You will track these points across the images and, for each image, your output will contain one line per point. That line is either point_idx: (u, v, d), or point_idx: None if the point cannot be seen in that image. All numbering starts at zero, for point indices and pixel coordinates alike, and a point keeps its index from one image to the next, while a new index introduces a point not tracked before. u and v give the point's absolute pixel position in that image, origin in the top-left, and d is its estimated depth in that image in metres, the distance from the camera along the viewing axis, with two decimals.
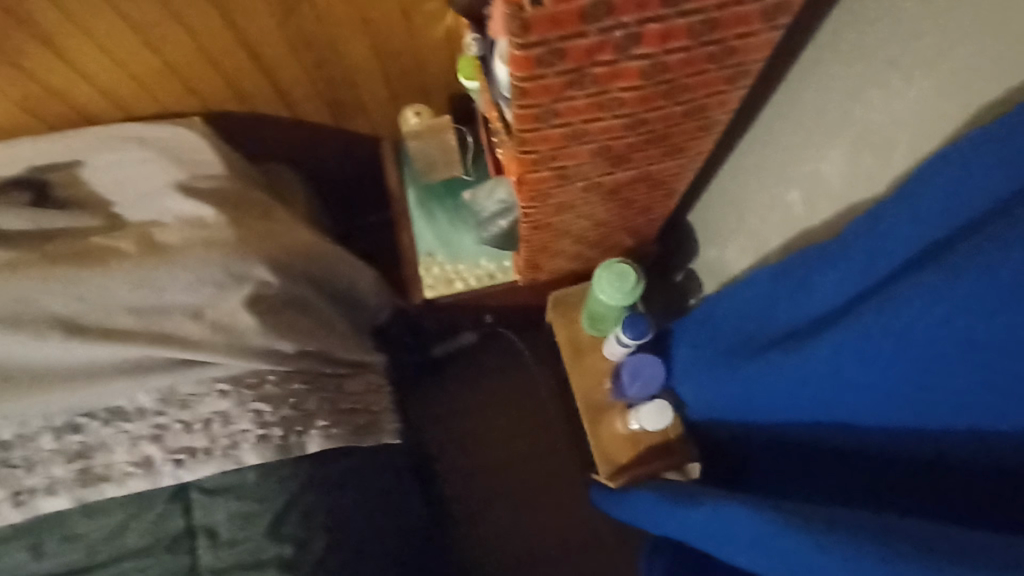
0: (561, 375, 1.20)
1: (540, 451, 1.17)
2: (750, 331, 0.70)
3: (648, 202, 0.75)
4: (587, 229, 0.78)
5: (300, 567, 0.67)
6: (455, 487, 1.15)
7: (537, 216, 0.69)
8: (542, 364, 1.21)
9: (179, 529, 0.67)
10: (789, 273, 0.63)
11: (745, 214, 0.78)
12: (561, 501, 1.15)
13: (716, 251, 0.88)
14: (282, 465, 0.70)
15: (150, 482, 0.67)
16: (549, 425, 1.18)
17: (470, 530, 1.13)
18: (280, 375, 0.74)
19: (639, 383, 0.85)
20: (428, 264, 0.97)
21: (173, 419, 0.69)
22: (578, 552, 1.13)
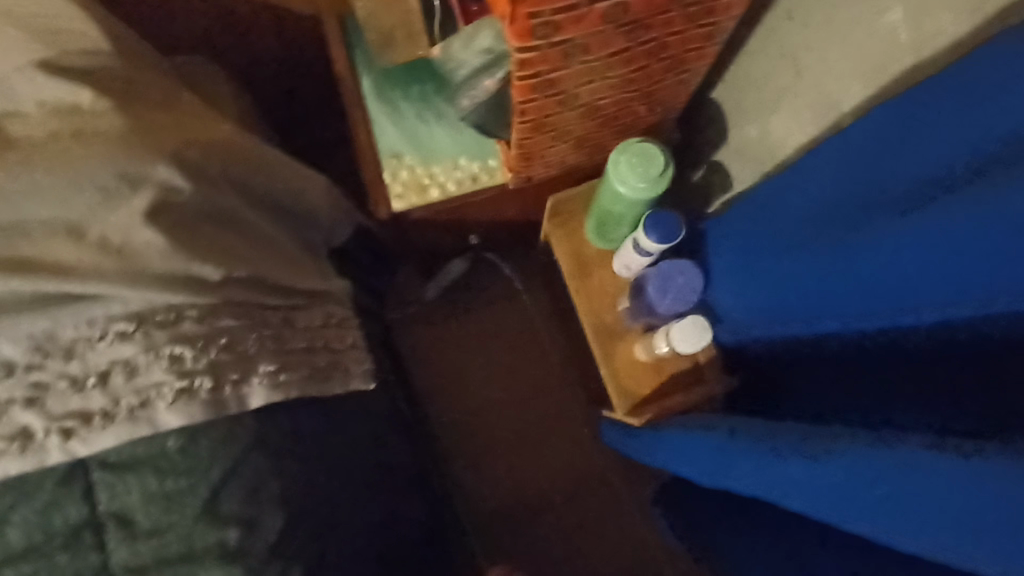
0: (559, 302, 1.04)
1: (540, 389, 1.02)
2: (802, 217, 0.59)
3: (681, 51, 0.56)
4: (598, 96, 0.60)
5: (248, 555, 0.51)
6: (445, 435, 1.00)
7: (537, 66, 0.50)
8: (536, 291, 1.04)
9: (79, 520, 0.49)
10: (859, 140, 0.53)
11: (808, 63, 0.60)
12: (567, 445, 1.00)
13: (754, 129, 0.71)
14: (215, 425, 0.53)
15: (30, 461, 0.49)
16: (549, 359, 1.03)
17: (467, 482, 0.99)
18: (203, 310, 0.55)
19: (671, 297, 0.69)
20: (394, 168, 0.77)
21: (55, 374, 0.50)
22: (589, 499, 0.99)
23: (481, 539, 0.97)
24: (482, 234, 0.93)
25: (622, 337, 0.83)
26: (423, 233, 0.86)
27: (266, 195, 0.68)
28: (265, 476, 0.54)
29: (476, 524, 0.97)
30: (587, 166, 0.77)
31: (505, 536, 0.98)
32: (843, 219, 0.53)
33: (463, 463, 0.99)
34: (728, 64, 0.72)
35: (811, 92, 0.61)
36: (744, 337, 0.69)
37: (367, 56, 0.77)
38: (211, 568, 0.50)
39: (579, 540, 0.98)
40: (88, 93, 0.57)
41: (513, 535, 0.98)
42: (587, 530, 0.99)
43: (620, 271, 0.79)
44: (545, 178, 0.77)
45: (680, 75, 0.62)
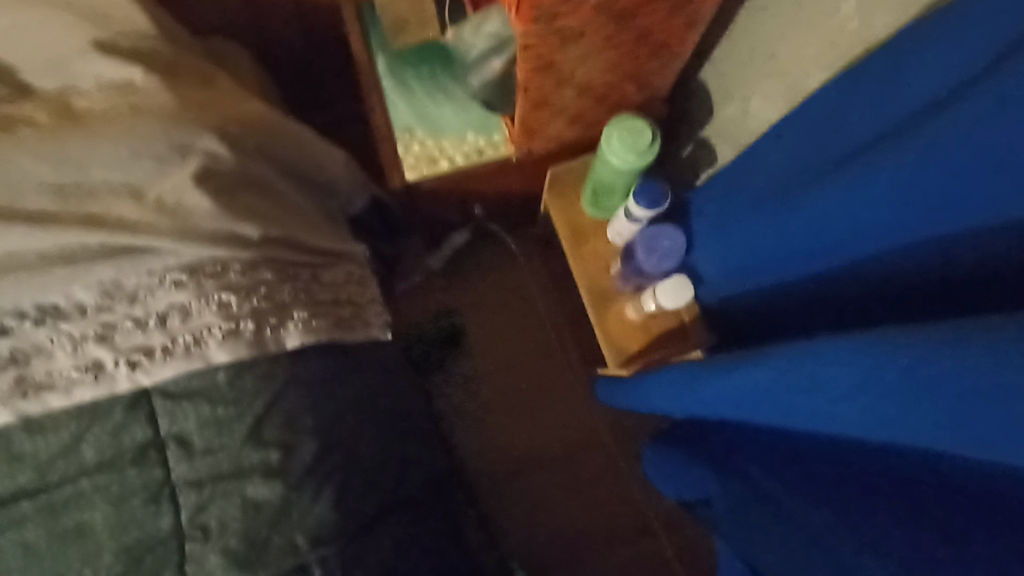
0: (557, 271, 1.12)
1: (539, 351, 1.10)
2: (769, 181, 0.67)
3: (666, 36, 0.64)
4: (593, 77, 0.67)
5: (288, 475, 0.60)
6: (452, 392, 1.08)
7: (538, 49, 0.58)
8: (535, 260, 1.12)
9: (145, 440, 0.58)
10: (814, 114, 0.61)
11: (780, 48, 0.67)
12: (564, 402, 1.09)
13: (736, 107, 0.78)
14: (258, 362, 0.61)
15: (104, 388, 0.57)
16: (548, 323, 1.11)
17: (473, 436, 1.07)
18: (245, 264, 0.63)
19: (657, 258, 0.77)
20: (407, 142, 0.85)
21: (123, 316, 0.58)
22: (585, 452, 1.07)
23: (486, 487, 1.05)
24: (486, 205, 1.00)
25: (614, 299, 0.91)
26: (432, 202, 0.93)
27: (291, 165, 0.76)
28: (301, 408, 0.62)
29: (480, 474, 1.05)
30: (583, 141, 0.84)
31: (508, 486, 1.05)
32: (802, 183, 0.61)
33: (469, 417, 1.07)
34: (711, 49, 0.80)
35: (783, 75, 0.68)
36: (726, 295, 0.77)
37: (382, 38, 0.83)
38: (257, 484, 0.58)
39: (576, 490, 1.06)
40: (139, 72, 0.64)
41: (516, 484, 1.06)
42: (583, 480, 1.07)
43: (613, 239, 0.87)
44: (545, 152, 0.85)
45: (666, 58, 0.69)
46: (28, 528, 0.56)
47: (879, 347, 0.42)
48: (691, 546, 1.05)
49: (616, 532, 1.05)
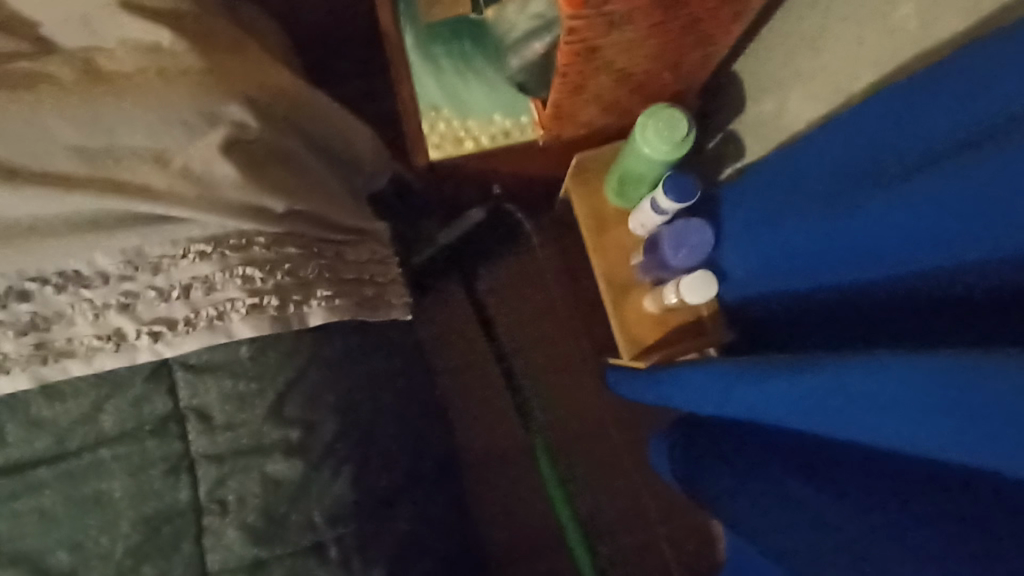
0: (572, 257, 1.11)
1: (550, 338, 1.10)
2: (804, 186, 0.66)
3: (711, 26, 0.62)
4: (633, 64, 0.65)
5: (309, 453, 0.59)
6: (462, 375, 1.07)
7: (583, 33, 0.56)
8: (550, 245, 1.11)
9: (165, 411, 0.57)
10: (856, 120, 0.59)
11: (826, 45, 0.66)
12: (572, 389, 1.09)
13: (773, 102, 0.76)
14: (281, 339, 0.60)
15: (124, 358, 0.56)
16: (560, 310, 1.10)
17: (480, 419, 1.07)
18: (270, 238, 0.62)
19: (684, 252, 0.76)
20: (433, 120, 0.82)
21: (145, 286, 0.57)
22: (592, 439, 1.08)
23: (492, 471, 1.06)
24: (506, 186, 0.99)
25: (632, 289, 0.91)
26: (453, 181, 0.92)
27: (317, 138, 0.74)
28: (322, 387, 0.62)
29: (487, 456, 1.06)
30: (611, 129, 0.83)
31: (515, 470, 1.06)
32: (839, 190, 0.60)
33: (477, 399, 1.07)
34: (751, 42, 0.78)
35: (827, 73, 0.67)
36: (748, 294, 0.77)
37: (411, 11, 0.81)
38: (277, 460, 0.58)
39: (581, 476, 1.07)
40: (168, 34, 0.62)
41: (520, 471, 1.06)
42: (588, 469, 1.07)
43: (636, 230, 0.86)
44: (573, 138, 0.83)
45: (708, 49, 0.67)
46: (45, 494, 0.56)
47: (908, 359, 0.42)
48: (693, 534, 1.06)
49: (619, 519, 1.06)
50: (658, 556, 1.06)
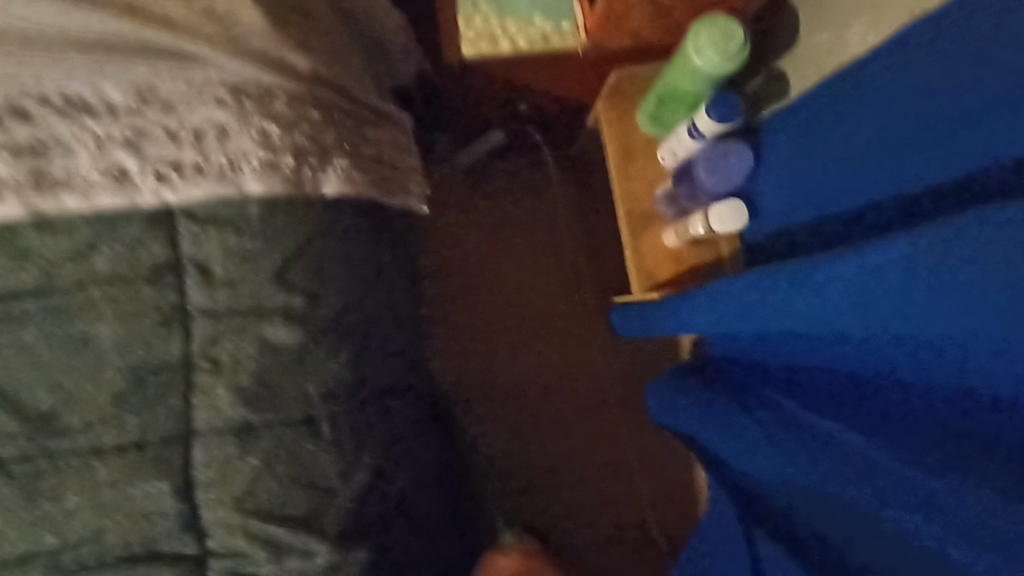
0: (583, 192, 1.07)
1: (549, 273, 1.07)
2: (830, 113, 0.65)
3: None
4: None
5: (311, 325, 0.56)
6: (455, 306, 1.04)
7: None
8: (563, 177, 1.08)
9: (162, 260, 0.54)
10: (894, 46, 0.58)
11: None
12: (568, 329, 1.06)
13: (829, 31, 0.72)
14: (293, 202, 0.57)
15: (124, 197, 0.53)
16: (563, 245, 1.07)
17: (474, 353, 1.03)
18: (291, 95, 0.57)
19: (718, 179, 0.73)
20: (469, 15, 0.79)
21: (154, 123, 0.54)
22: (589, 383, 1.05)
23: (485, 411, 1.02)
24: (533, 105, 0.93)
25: (654, 221, 0.87)
26: (480, 90, 0.88)
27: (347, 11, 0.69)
28: (330, 259, 0.59)
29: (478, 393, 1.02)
30: (656, 48, 0.79)
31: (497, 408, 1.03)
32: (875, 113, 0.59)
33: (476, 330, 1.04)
34: None
35: None
36: (776, 231, 0.74)
37: None
38: (277, 326, 0.55)
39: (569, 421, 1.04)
40: None
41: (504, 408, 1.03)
42: (573, 409, 1.05)
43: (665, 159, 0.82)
44: (616, 50, 0.79)
45: None
46: (28, 331, 0.52)
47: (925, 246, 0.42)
48: (673, 486, 1.05)
49: (603, 462, 1.04)
50: (636, 501, 1.04)
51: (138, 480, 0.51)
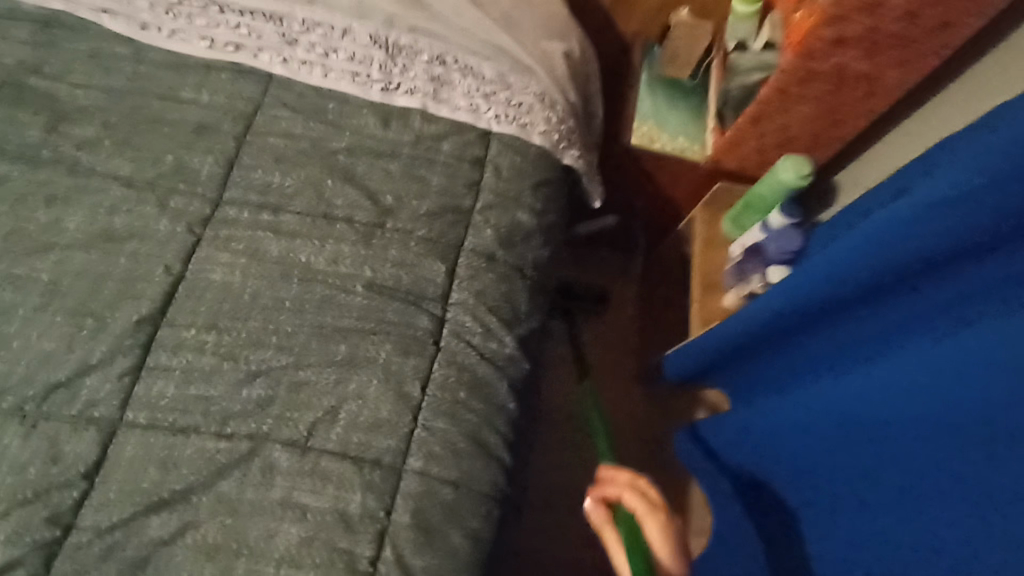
0: (648, 320, 1.50)
1: (616, 418, 1.39)
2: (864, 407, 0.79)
3: (822, 125, 1.09)
4: (792, 133, 1.12)
5: (541, 221, 0.93)
6: (553, 429, 1.32)
7: (777, 97, 1.04)
8: (640, 311, 1.51)
9: (478, 156, 0.92)
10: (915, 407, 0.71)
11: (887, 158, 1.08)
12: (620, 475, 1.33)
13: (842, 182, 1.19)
14: (549, 156, 0.96)
15: (472, 117, 0.93)
16: (627, 401, 1.42)
17: (553, 482, 1.27)
18: (565, 109, 1.01)
19: (756, 258, 1.15)
20: (641, 122, 1.25)
21: (494, 89, 0.95)
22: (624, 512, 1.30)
23: (537, 541, 1.23)
24: (647, 200, 1.40)
25: (716, 290, 1.27)
26: (625, 175, 1.34)
27: (587, 79, 1.13)
28: (555, 200, 0.96)
29: (542, 476, 1.27)
30: (749, 174, 1.25)
31: (559, 527, 1.24)
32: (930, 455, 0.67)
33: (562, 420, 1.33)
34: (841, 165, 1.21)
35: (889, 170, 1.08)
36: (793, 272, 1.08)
37: (652, 71, 1.29)
38: (525, 213, 0.91)
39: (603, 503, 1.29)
40: None
41: (561, 525, 1.24)
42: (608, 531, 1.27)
43: (729, 272, 1.23)
44: (725, 168, 1.24)
45: (815, 143, 1.14)
46: (396, 162, 0.89)
47: None
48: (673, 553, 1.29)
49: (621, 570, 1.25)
50: None
51: (427, 260, 0.84)
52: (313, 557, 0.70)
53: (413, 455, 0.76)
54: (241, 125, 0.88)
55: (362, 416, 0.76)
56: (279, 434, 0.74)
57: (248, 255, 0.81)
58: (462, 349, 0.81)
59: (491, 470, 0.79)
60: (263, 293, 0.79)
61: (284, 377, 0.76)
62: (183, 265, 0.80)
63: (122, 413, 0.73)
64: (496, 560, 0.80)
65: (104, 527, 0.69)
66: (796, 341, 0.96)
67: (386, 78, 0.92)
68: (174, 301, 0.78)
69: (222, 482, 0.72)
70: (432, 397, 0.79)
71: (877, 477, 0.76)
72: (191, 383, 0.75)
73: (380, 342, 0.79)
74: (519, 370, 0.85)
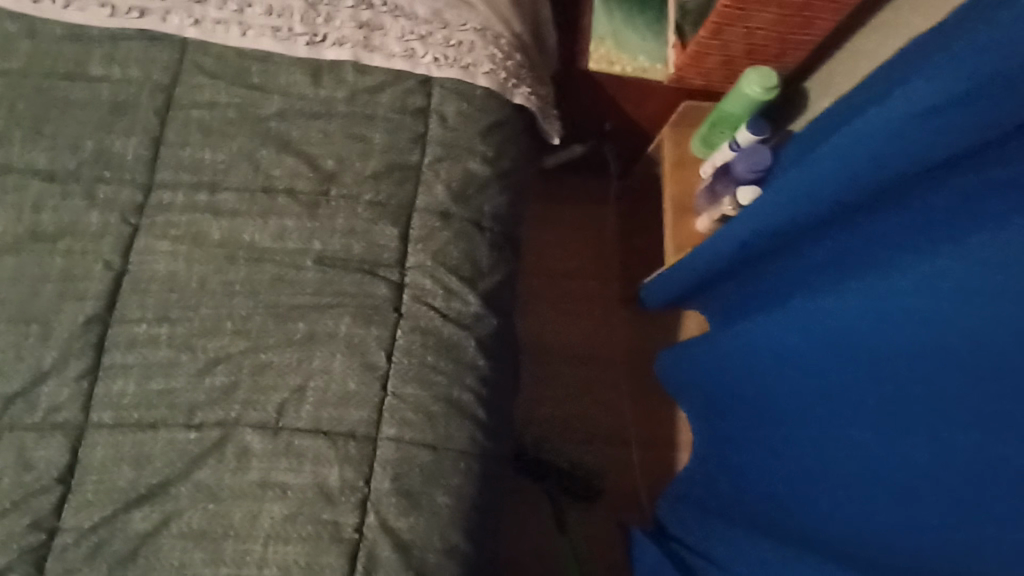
0: (628, 247, 1.44)
1: (600, 347, 1.36)
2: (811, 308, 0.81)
3: (789, 31, 1.02)
4: (758, 42, 1.05)
5: (496, 168, 0.88)
6: (533, 363, 1.32)
7: (737, 5, 0.97)
8: (619, 237, 1.45)
9: (421, 106, 0.86)
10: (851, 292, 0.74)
11: (860, 58, 1.01)
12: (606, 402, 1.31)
13: (815, 88, 1.12)
14: (498, 97, 0.90)
15: (410, 64, 0.86)
16: (611, 328, 1.37)
17: (535, 414, 1.28)
18: (511, 43, 0.93)
19: (726, 179, 1.09)
20: (598, 44, 1.17)
21: (431, 30, 0.88)
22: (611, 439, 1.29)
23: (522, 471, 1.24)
24: (615, 126, 1.32)
25: (688, 214, 1.22)
26: (589, 101, 1.25)
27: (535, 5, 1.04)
28: (510, 143, 0.91)
29: (524, 409, 1.28)
30: (717, 90, 1.18)
31: (545, 458, 1.25)
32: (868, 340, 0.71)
33: (539, 353, 1.33)
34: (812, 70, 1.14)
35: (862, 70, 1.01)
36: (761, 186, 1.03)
37: None
38: (477, 162, 0.87)
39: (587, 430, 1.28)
40: None
41: (547, 456, 1.25)
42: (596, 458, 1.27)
43: (702, 195, 1.16)
44: (691, 86, 1.17)
45: (784, 51, 1.07)
46: (333, 122, 0.83)
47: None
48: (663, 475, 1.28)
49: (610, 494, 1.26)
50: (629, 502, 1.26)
51: (378, 225, 0.81)
52: (299, 532, 0.72)
53: (387, 424, 0.76)
54: (161, 99, 0.83)
55: (329, 392, 0.76)
56: (248, 418, 0.74)
57: (190, 240, 0.78)
58: (424, 312, 0.80)
59: (467, 429, 0.79)
60: (211, 278, 0.77)
61: (246, 361, 0.75)
62: (123, 258, 0.77)
63: (86, 415, 0.73)
64: (493, 513, 0.81)
65: (88, 525, 0.70)
66: (759, 264, 0.95)
67: (310, 30, 0.85)
68: (121, 295, 0.76)
69: (197, 471, 0.72)
70: (399, 364, 0.78)
71: (821, 368, 0.79)
72: (152, 378, 0.74)
73: (340, 315, 0.78)
74: (487, 326, 0.83)
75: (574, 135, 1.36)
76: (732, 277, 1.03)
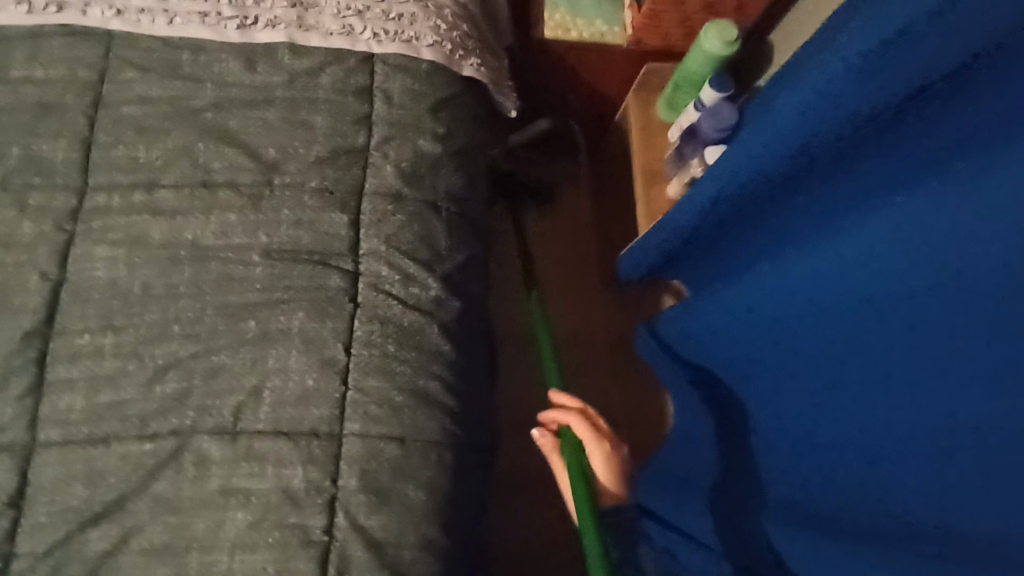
0: (601, 221, 1.41)
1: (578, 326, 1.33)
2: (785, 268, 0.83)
3: None
4: None
5: (448, 145, 0.84)
6: (511, 348, 1.29)
7: None
8: (591, 212, 1.42)
9: (364, 85, 0.82)
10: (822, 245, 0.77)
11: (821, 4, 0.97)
12: (588, 381, 1.29)
13: (779, 40, 1.08)
14: (446, 70, 0.86)
15: (349, 42, 0.82)
16: (589, 305, 1.35)
17: (517, 399, 1.25)
18: (455, 13, 0.89)
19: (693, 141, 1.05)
20: (553, 12, 1.12)
21: (369, 5, 0.84)
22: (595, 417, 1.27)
23: (508, 458, 1.22)
24: (579, 97, 1.28)
25: (659, 181, 1.18)
26: (548, 72, 1.21)
27: None
28: (462, 118, 0.87)
29: (505, 396, 1.25)
30: (679, 50, 1.14)
31: (531, 442, 1.23)
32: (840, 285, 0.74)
33: (517, 337, 1.30)
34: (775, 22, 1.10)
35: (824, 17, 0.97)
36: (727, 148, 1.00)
37: None
38: (428, 140, 0.83)
39: None
40: None
41: (533, 441, 1.23)
42: None
43: (670, 159, 1.13)
44: (651, 48, 1.12)
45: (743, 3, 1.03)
46: (272, 109, 0.79)
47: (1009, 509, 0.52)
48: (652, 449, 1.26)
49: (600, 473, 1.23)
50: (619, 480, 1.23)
51: (326, 213, 0.77)
52: (265, 539, 0.69)
53: (350, 419, 0.73)
54: (88, 98, 0.78)
55: (287, 391, 0.72)
56: (204, 425, 0.71)
57: (130, 243, 0.74)
58: (382, 301, 0.76)
59: (436, 418, 0.76)
60: (154, 282, 0.74)
61: (198, 365, 0.72)
62: (61, 268, 0.73)
63: (34, 435, 0.70)
64: (471, 502, 0.79)
65: (44, 547, 0.67)
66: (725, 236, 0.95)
67: (240, 13, 0.81)
68: (61, 307, 0.73)
69: (155, 483, 0.69)
70: (358, 356, 0.74)
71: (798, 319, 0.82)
72: (99, 391, 0.71)
73: (293, 310, 0.74)
74: (450, 310, 0.80)
75: (537, 110, 1.33)
76: (703, 252, 1.01)
